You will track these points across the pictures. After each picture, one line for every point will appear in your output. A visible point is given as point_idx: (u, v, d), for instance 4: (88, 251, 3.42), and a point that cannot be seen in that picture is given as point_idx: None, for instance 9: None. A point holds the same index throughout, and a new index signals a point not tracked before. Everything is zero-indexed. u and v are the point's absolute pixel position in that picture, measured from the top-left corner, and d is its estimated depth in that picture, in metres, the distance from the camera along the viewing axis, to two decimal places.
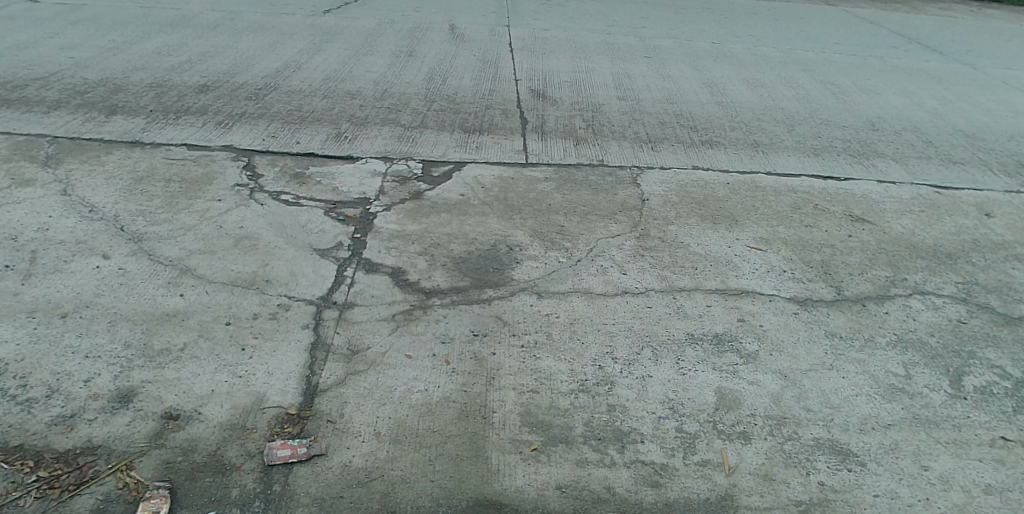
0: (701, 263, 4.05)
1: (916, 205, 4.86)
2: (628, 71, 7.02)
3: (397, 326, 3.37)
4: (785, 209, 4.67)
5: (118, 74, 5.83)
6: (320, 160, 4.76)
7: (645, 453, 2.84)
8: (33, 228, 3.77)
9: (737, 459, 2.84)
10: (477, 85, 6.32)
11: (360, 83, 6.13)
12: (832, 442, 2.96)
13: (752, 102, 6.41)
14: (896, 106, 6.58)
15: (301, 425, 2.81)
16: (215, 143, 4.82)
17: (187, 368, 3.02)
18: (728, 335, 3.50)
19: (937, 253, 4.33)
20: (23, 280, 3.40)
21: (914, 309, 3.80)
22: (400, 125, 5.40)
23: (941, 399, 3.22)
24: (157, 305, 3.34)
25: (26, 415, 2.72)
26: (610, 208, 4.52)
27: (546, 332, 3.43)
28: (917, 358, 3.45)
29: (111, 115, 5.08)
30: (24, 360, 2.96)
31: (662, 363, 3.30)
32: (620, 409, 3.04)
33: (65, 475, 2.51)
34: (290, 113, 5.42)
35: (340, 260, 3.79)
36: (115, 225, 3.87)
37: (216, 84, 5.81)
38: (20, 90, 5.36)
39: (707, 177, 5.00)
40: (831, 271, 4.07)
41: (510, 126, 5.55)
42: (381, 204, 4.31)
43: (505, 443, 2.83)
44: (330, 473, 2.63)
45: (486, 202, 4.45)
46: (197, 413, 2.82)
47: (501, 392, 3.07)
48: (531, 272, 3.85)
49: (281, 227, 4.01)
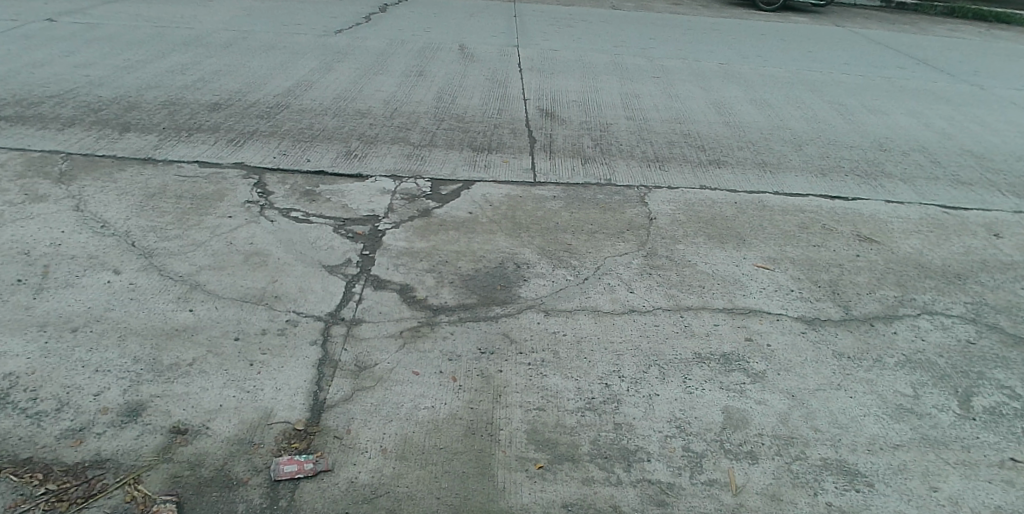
0: (709, 282, 4.05)
1: (924, 225, 4.85)
2: (637, 91, 7.07)
3: (404, 343, 3.39)
4: (792, 229, 4.67)
5: (133, 92, 5.91)
6: (330, 178, 4.80)
7: (651, 472, 2.83)
8: (46, 243, 3.81)
9: (744, 478, 2.83)
10: (486, 104, 6.37)
11: (370, 102, 6.20)
12: (839, 462, 2.95)
13: (759, 122, 6.43)
14: (903, 126, 6.60)
15: (308, 440, 2.82)
16: (226, 160, 4.88)
17: (195, 382, 3.04)
18: (736, 355, 3.50)
19: (945, 273, 4.32)
20: (35, 294, 3.43)
21: (923, 329, 3.79)
22: (409, 143, 5.45)
23: (950, 419, 3.20)
24: (166, 320, 3.36)
25: (35, 428, 2.74)
26: (617, 226, 4.54)
27: (553, 350, 3.43)
28: (926, 378, 3.44)
29: (125, 132, 5.15)
30: (34, 373, 2.98)
31: (669, 382, 3.30)
32: (627, 427, 3.04)
33: (73, 489, 2.53)
34: (301, 130, 5.48)
35: (349, 276, 3.82)
36: (126, 240, 3.91)
37: (229, 102, 5.89)
38: (36, 107, 5.44)
39: (714, 196, 5.02)
40: (839, 290, 4.07)
41: (518, 145, 5.59)
42: (390, 222, 4.34)
43: (512, 460, 2.83)
44: (336, 489, 2.64)
45: (494, 219, 4.48)
46: (205, 427, 2.84)
47: (508, 409, 3.08)
48: (538, 290, 3.86)
49: (291, 244, 4.04)
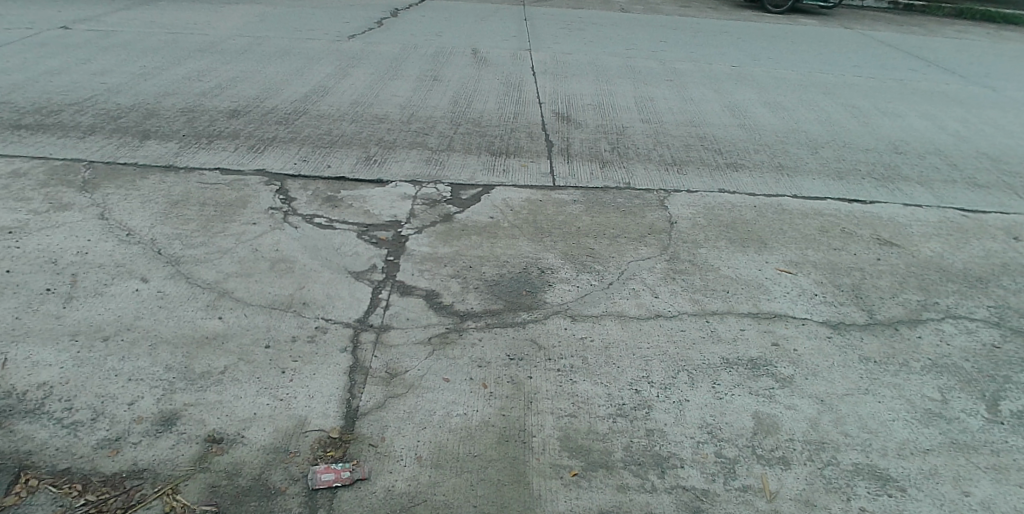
0: (733, 287, 4.06)
1: (943, 228, 4.87)
2: (651, 94, 7.07)
3: (433, 349, 3.39)
4: (812, 232, 4.68)
5: (151, 99, 5.91)
6: (351, 183, 4.80)
7: (685, 478, 2.84)
8: (74, 252, 3.80)
9: (777, 484, 2.84)
10: (502, 109, 6.37)
11: (387, 107, 6.19)
12: (871, 467, 2.96)
13: (774, 125, 6.44)
14: (918, 129, 6.61)
15: (343, 449, 2.82)
16: (248, 167, 4.87)
17: (229, 391, 3.04)
18: (764, 359, 3.51)
19: (967, 276, 4.33)
20: (66, 304, 3.43)
21: (947, 333, 3.80)
22: (428, 148, 5.44)
23: (978, 424, 3.22)
24: (197, 328, 3.36)
25: (72, 438, 2.74)
26: (639, 231, 4.54)
27: (582, 356, 3.44)
28: (953, 382, 3.45)
29: (146, 140, 5.14)
30: (69, 383, 2.98)
31: (699, 388, 3.31)
32: (658, 433, 3.04)
33: (112, 499, 2.53)
34: (320, 136, 5.48)
35: (375, 282, 3.82)
36: (152, 248, 3.90)
37: (247, 108, 5.88)
38: (55, 115, 5.43)
39: (733, 199, 5.02)
40: (862, 295, 4.08)
41: (536, 149, 5.59)
42: (412, 227, 4.34)
43: (546, 467, 2.84)
44: (374, 498, 2.64)
45: (515, 224, 4.48)
46: (239, 436, 2.84)
47: (540, 416, 3.08)
48: (563, 295, 3.87)
49: (315, 250, 4.04)
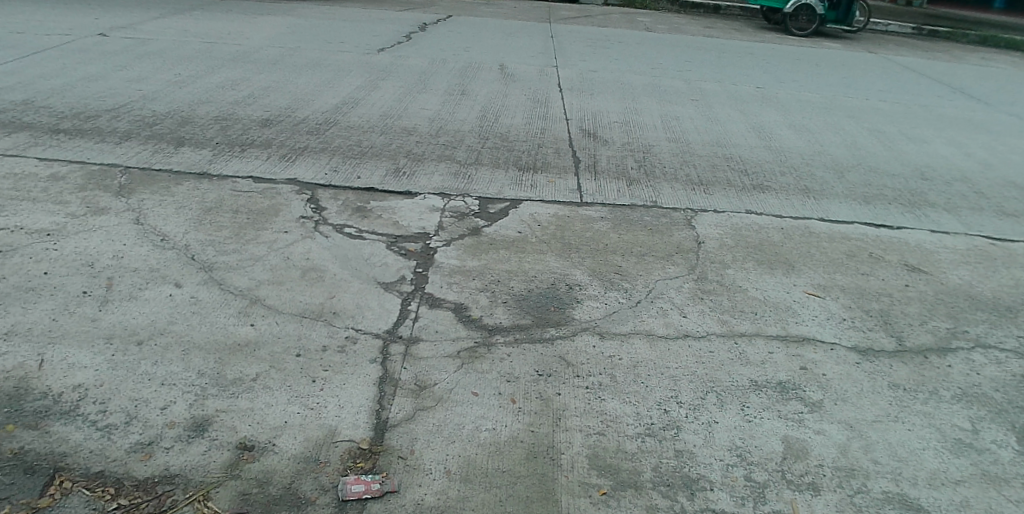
0: (761, 309, 4.04)
1: (971, 256, 4.84)
2: (677, 113, 7.09)
3: (462, 363, 3.40)
4: (840, 256, 4.66)
5: (184, 106, 5.97)
6: (380, 194, 4.82)
7: (715, 501, 2.83)
8: (109, 255, 3.84)
9: (808, 511, 2.82)
10: (529, 124, 6.40)
11: (416, 119, 6.23)
12: (902, 496, 2.93)
13: (800, 148, 6.43)
14: (944, 156, 6.59)
15: (373, 460, 2.82)
16: (279, 176, 4.90)
17: (260, 398, 3.05)
18: (793, 383, 3.49)
19: (997, 306, 4.30)
20: (101, 307, 3.45)
21: (978, 362, 3.77)
22: (455, 161, 5.47)
23: (1010, 455, 3.18)
24: (229, 335, 3.38)
25: (106, 441, 2.76)
26: (666, 249, 4.54)
27: (611, 374, 3.43)
28: (984, 413, 3.42)
29: (179, 146, 5.20)
30: (104, 386, 3.00)
31: (728, 410, 3.29)
32: (687, 455, 3.03)
33: (145, 504, 2.54)
34: (350, 147, 5.51)
35: (404, 294, 3.83)
36: (185, 253, 3.93)
37: (278, 118, 5.94)
38: (91, 120, 5.50)
39: (760, 221, 5.02)
40: (891, 321, 4.06)
41: (562, 165, 5.61)
42: (440, 240, 4.36)
43: (575, 485, 2.83)
44: (404, 511, 2.64)
45: (542, 239, 4.49)
46: (270, 444, 2.84)
47: (569, 433, 3.07)
48: (591, 312, 3.86)
49: (345, 260, 4.06)
